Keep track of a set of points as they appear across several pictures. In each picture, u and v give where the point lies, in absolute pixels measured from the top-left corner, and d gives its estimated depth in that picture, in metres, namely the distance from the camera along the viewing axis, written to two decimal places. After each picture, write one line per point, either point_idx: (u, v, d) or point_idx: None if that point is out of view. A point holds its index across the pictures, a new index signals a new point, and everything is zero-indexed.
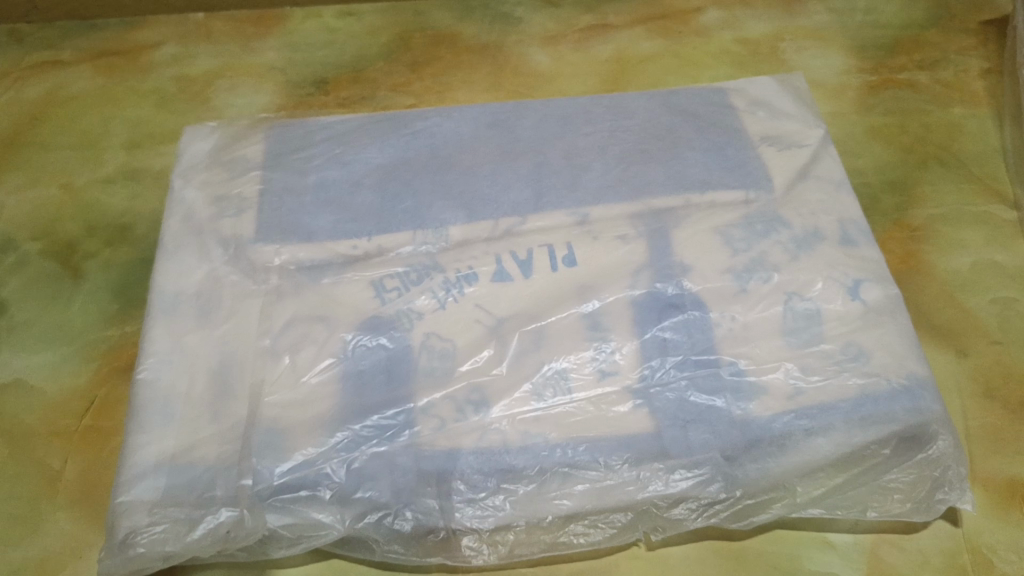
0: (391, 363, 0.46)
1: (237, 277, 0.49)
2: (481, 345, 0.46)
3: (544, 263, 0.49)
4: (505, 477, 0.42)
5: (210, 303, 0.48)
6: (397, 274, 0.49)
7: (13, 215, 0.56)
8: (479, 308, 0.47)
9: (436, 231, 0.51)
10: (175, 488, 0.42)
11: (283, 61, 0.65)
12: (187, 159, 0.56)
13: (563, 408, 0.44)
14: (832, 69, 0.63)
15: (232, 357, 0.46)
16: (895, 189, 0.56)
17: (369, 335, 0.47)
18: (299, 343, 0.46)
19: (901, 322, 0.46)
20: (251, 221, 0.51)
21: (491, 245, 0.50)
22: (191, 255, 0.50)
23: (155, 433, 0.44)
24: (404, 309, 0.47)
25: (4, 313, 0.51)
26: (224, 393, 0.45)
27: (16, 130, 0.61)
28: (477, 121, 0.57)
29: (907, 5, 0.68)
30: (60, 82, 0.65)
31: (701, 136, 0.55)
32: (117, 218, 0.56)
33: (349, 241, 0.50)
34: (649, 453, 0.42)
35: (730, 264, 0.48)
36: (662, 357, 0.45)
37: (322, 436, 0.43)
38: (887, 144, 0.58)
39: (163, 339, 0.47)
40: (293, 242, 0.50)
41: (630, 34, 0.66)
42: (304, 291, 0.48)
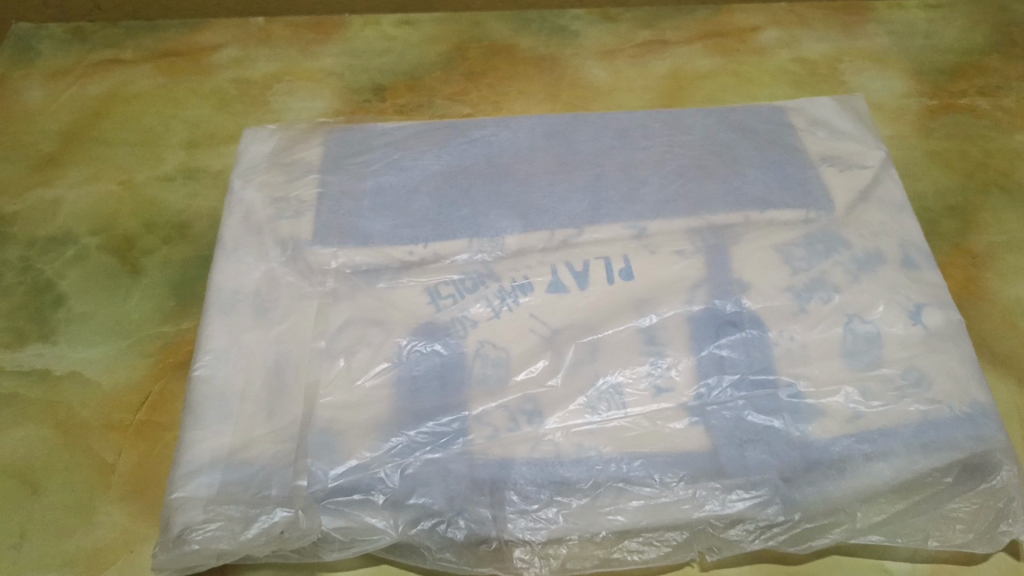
0: (445, 369, 0.45)
1: (293, 278, 0.49)
2: (536, 354, 0.46)
3: (600, 276, 0.49)
4: (558, 489, 0.42)
5: (267, 302, 0.48)
6: (453, 281, 0.49)
7: (74, 209, 0.57)
8: (534, 318, 0.47)
9: (492, 239, 0.50)
10: (230, 486, 0.42)
11: (341, 67, 0.66)
12: (247, 160, 0.56)
13: (617, 422, 0.44)
14: (892, 91, 0.63)
15: (287, 356, 0.46)
16: (956, 213, 0.55)
17: (423, 341, 0.47)
18: (354, 346, 0.47)
19: (963, 348, 0.45)
20: (309, 224, 0.51)
21: (547, 255, 0.50)
22: (249, 254, 0.51)
23: (211, 429, 0.44)
24: (459, 315, 0.47)
25: (62, 305, 0.52)
26: (280, 393, 0.45)
27: (78, 125, 0.62)
28: (535, 132, 0.57)
29: (968, 31, 0.67)
30: (122, 80, 0.66)
31: (760, 154, 0.54)
32: (175, 216, 0.56)
33: (406, 246, 0.50)
34: (705, 471, 0.42)
35: (789, 283, 0.48)
36: (719, 375, 0.45)
37: (376, 440, 0.43)
38: (947, 168, 0.57)
39: (221, 337, 0.47)
40: (349, 245, 0.50)
41: (688, 50, 0.66)
42: (359, 294, 0.48)
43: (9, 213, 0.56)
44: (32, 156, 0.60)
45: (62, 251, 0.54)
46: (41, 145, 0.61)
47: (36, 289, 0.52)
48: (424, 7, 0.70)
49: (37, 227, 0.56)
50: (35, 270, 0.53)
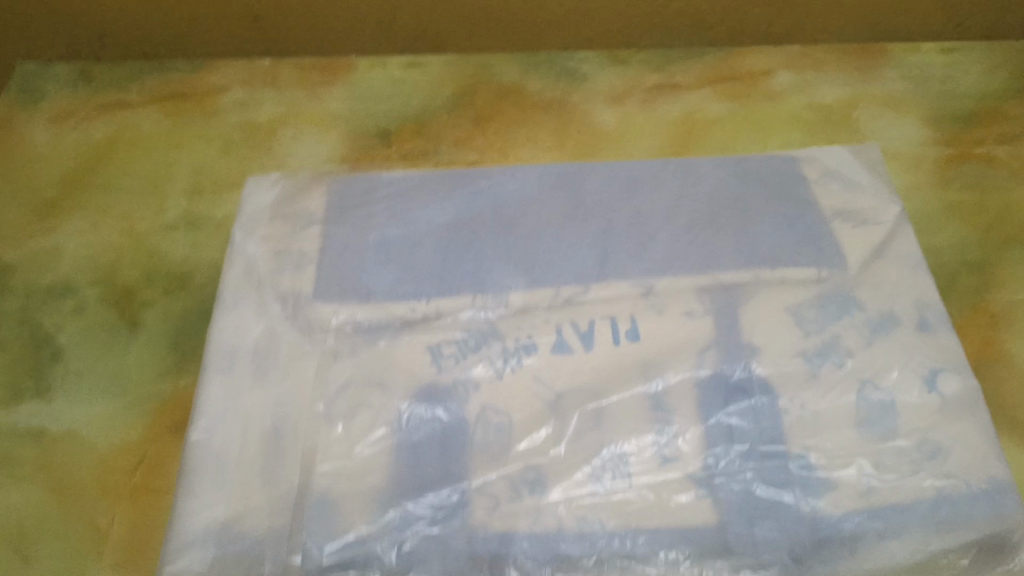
0: (448, 432, 0.45)
1: (294, 335, 0.49)
2: (539, 419, 0.45)
3: (606, 337, 0.47)
4: (559, 566, 0.41)
5: (266, 362, 0.48)
6: (455, 340, 0.48)
7: (74, 259, 0.56)
8: (538, 381, 0.46)
9: (496, 295, 0.50)
10: (227, 558, 0.41)
11: (348, 111, 0.65)
12: (249, 211, 0.55)
13: (623, 495, 0.42)
14: (908, 140, 0.61)
15: (284, 418, 0.46)
16: (976, 269, 0.53)
17: (424, 406, 0.45)
18: (353, 410, 0.46)
19: (980, 418, 0.44)
20: (311, 280, 0.51)
21: (552, 313, 0.49)
22: (250, 309, 0.50)
23: (206, 499, 0.43)
24: (459, 377, 0.46)
25: (60, 360, 0.51)
26: (276, 457, 0.44)
27: (82, 171, 0.62)
28: (542, 181, 0.56)
29: (986, 76, 0.66)
30: (126, 123, 0.65)
31: (772, 208, 0.53)
32: (176, 266, 0.55)
33: (408, 303, 0.49)
34: (711, 548, 0.41)
35: (801, 347, 0.47)
36: (727, 445, 0.44)
37: (374, 513, 0.42)
38: (964, 223, 0.55)
39: (218, 400, 0.46)
40: (351, 302, 0.50)
41: (698, 95, 0.65)
42: (360, 353, 0.48)
43: (9, 262, 0.56)
44: (35, 204, 0.60)
45: (61, 303, 0.54)
46: (44, 191, 0.60)
47: (34, 343, 0.52)
48: (433, 51, 0.70)
49: (37, 277, 0.55)
50: (34, 322, 0.53)
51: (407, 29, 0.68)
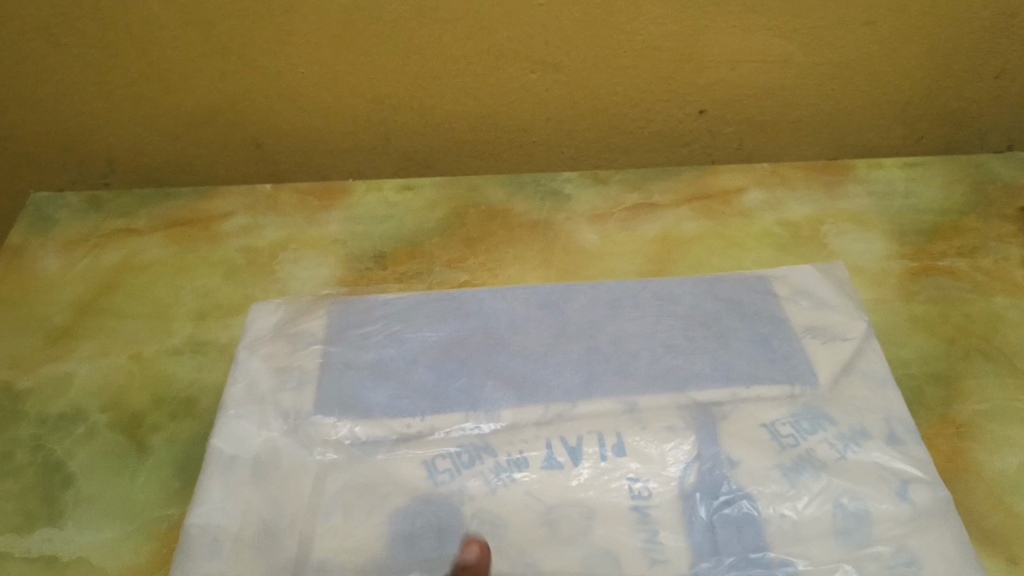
0: (441, 534, 0.47)
1: (295, 448, 0.51)
2: (527, 533, 0.47)
3: (592, 452, 0.50)
4: None
5: (267, 466, 0.50)
6: (448, 456, 0.50)
7: (85, 384, 0.59)
8: (529, 494, 0.49)
9: (488, 412, 0.52)
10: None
11: (346, 234, 0.69)
12: (253, 334, 0.58)
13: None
14: (874, 254, 0.65)
15: (280, 529, 0.47)
16: (940, 381, 0.56)
17: (420, 502, 0.48)
18: (352, 505, 0.48)
19: (953, 524, 0.46)
20: (312, 399, 0.54)
21: (541, 429, 0.51)
22: (252, 423, 0.52)
23: None
24: (450, 495, 0.49)
25: (71, 486, 0.53)
26: (274, 537, 0.47)
27: (92, 297, 0.65)
28: (529, 301, 0.59)
29: (945, 192, 0.71)
30: (134, 250, 0.69)
31: (748, 329, 0.56)
32: (183, 390, 0.58)
33: (405, 419, 0.52)
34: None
35: (778, 459, 0.49)
36: (712, 555, 0.46)
37: None
38: (929, 334, 0.59)
39: (218, 516, 0.48)
40: (352, 416, 0.52)
41: (675, 213, 0.70)
42: (359, 466, 0.50)
43: (22, 388, 0.58)
44: (47, 330, 0.63)
45: (73, 428, 0.56)
46: (56, 317, 0.63)
47: (47, 469, 0.54)
48: (428, 169, 0.76)
49: (49, 403, 0.58)
50: (45, 449, 0.55)
51: (403, 152, 0.74)
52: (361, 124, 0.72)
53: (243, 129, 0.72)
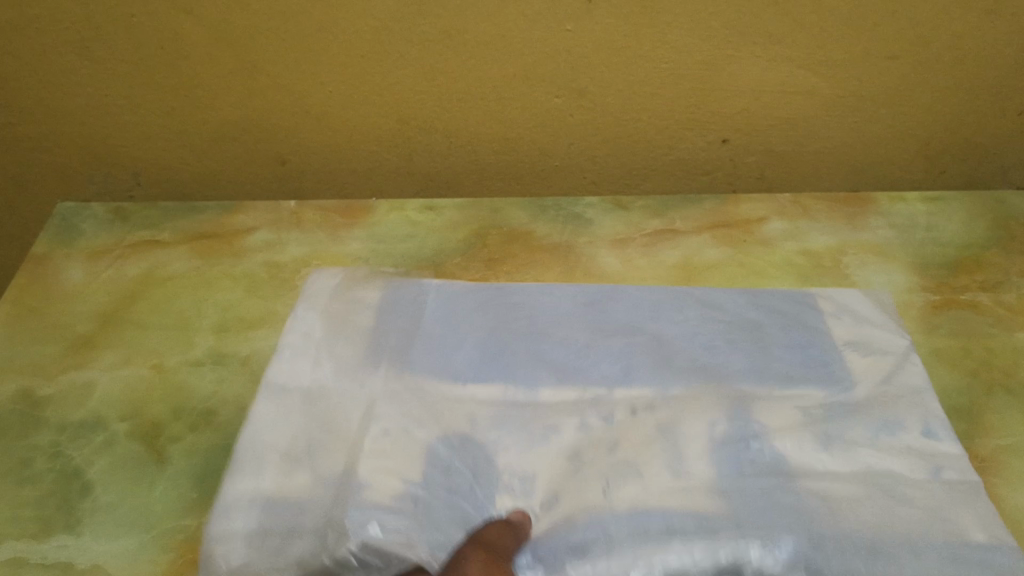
0: (464, 442, 0.54)
1: (342, 387, 0.57)
2: (553, 474, 0.52)
3: (625, 416, 0.55)
4: (572, 557, 0.47)
5: (315, 399, 0.56)
6: (487, 414, 0.55)
7: (106, 393, 0.59)
8: (564, 452, 0.53)
9: (529, 389, 0.57)
10: (263, 538, 0.49)
11: (366, 252, 0.70)
12: (287, 374, 0.58)
13: (617, 515, 0.49)
14: (895, 286, 0.65)
15: (317, 447, 0.53)
16: (963, 415, 0.56)
17: (454, 440, 0.54)
18: (390, 442, 0.53)
19: (985, 504, 0.48)
20: (360, 351, 0.59)
21: (581, 403, 0.56)
22: (306, 362, 0.58)
23: (247, 502, 0.50)
24: (489, 438, 0.54)
25: (89, 494, 0.53)
26: (312, 460, 0.53)
27: (115, 308, 0.66)
28: (576, 300, 0.63)
29: (967, 226, 0.71)
30: (158, 262, 0.70)
31: (786, 335, 0.59)
32: (203, 402, 0.58)
33: (448, 379, 0.57)
34: (691, 544, 0.46)
35: (807, 432, 0.53)
36: (733, 478, 0.50)
37: (396, 513, 0.49)
38: (950, 367, 0.59)
39: (271, 415, 0.55)
40: (392, 369, 0.58)
41: (697, 240, 0.70)
42: (404, 403, 0.56)
43: (43, 396, 0.59)
44: (70, 339, 0.63)
45: (92, 437, 0.56)
46: (79, 327, 0.64)
47: (65, 476, 0.54)
48: (449, 189, 0.76)
49: (70, 411, 0.58)
50: (64, 456, 0.55)
51: (425, 172, 0.75)
52: (384, 144, 0.72)
53: (268, 147, 0.73)
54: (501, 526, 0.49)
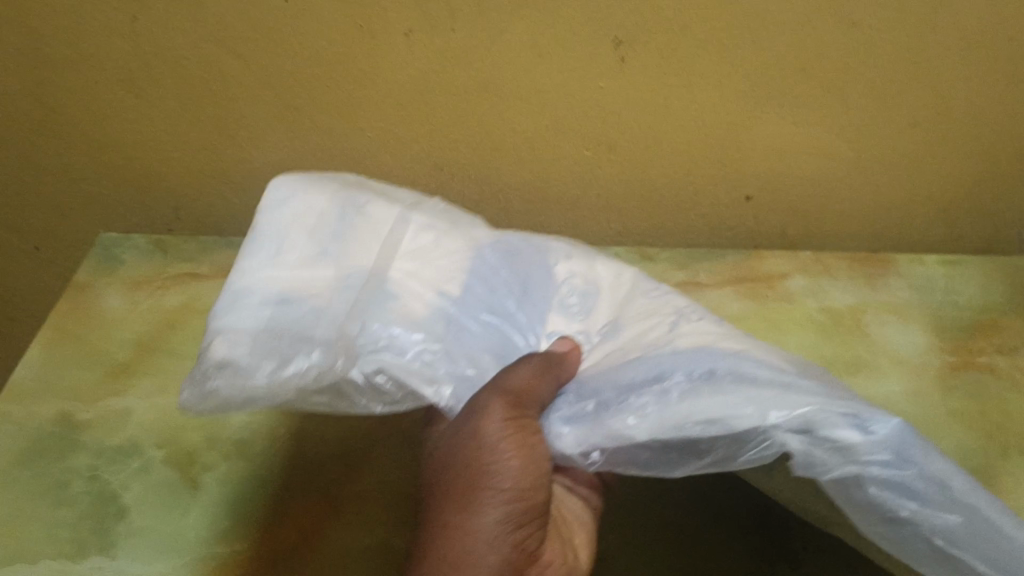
0: (521, 278, 0.55)
1: (425, 207, 0.58)
2: (600, 324, 0.54)
3: (694, 304, 0.55)
4: (636, 394, 0.46)
5: (361, 207, 0.55)
6: (567, 276, 0.56)
7: (142, 420, 0.61)
8: (612, 305, 0.55)
9: (607, 267, 0.57)
10: (260, 347, 0.47)
11: None
12: (344, 203, 0.55)
13: (688, 363, 0.47)
14: (914, 346, 0.67)
15: (361, 232, 0.54)
16: (979, 476, 0.57)
17: (505, 254, 0.56)
18: (444, 246, 0.55)
19: None
20: (443, 203, 0.59)
21: (660, 291, 0.56)
22: (375, 197, 0.57)
23: (268, 262, 0.51)
24: (540, 272, 0.56)
25: (124, 518, 0.54)
26: (342, 241, 0.53)
27: (154, 337, 0.68)
28: None
29: (985, 290, 0.73)
30: (196, 294, 0.73)
31: None
32: (237, 433, 0.60)
33: (525, 239, 0.58)
34: (771, 400, 0.43)
35: None
36: (821, 376, 0.48)
37: (415, 325, 0.50)
38: (966, 428, 0.60)
39: (312, 186, 0.55)
40: (473, 220, 0.58)
41: (719, 293, 0.72)
42: (467, 231, 0.57)
43: (81, 420, 0.60)
44: (109, 365, 0.65)
45: (128, 462, 0.58)
46: (118, 354, 0.66)
47: (101, 498, 0.55)
48: None
49: (108, 436, 0.59)
50: (101, 479, 0.56)
51: None
52: (418, 188, 0.75)
53: None
54: (538, 363, 0.49)
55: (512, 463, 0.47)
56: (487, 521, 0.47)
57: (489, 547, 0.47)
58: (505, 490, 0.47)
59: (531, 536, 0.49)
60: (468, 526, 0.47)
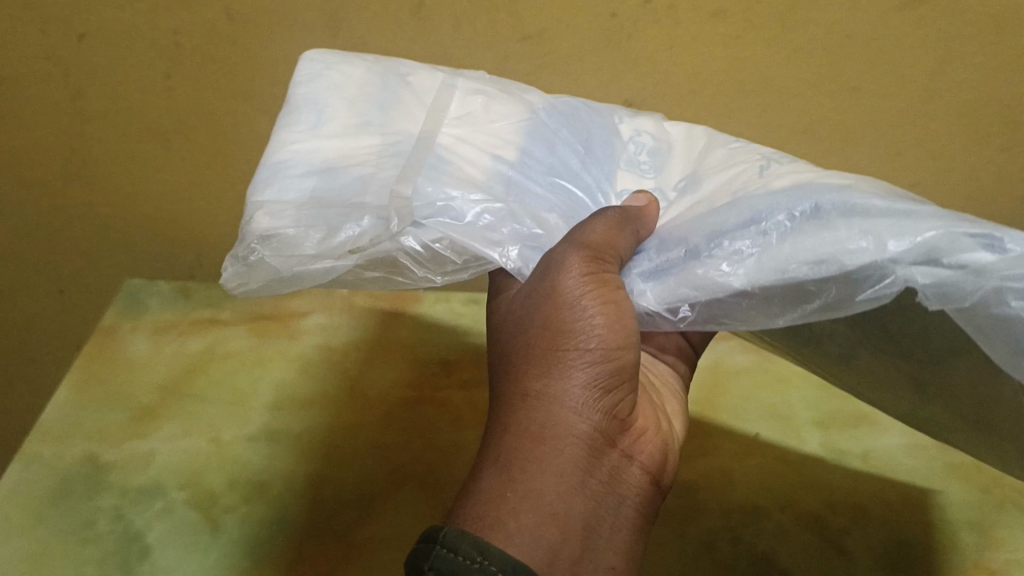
0: (585, 140, 0.51)
1: (474, 78, 0.54)
2: (675, 180, 0.49)
3: (780, 152, 0.50)
4: (722, 240, 0.40)
5: (405, 76, 0.52)
6: (634, 137, 0.52)
7: (165, 462, 0.63)
8: (688, 163, 0.50)
9: (677, 126, 0.53)
10: (305, 216, 0.44)
11: (417, 338, 0.77)
12: (387, 67, 0.53)
13: (788, 199, 0.39)
14: None
15: (399, 103, 0.50)
16: (975, 528, 0.62)
17: (563, 117, 0.52)
18: (491, 116, 0.51)
19: None
20: (494, 77, 0.55)
21: (737, 142, 0.51)
22: (419, 65, 0.54)
23: (307, 135, 0.48)
24: (603, 133, 0.52)
25: (147, 557, 0.56)
26: (385, 108, 0.50)
27: (176, 380, 0.71)
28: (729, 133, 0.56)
29: None
30: (217, 340, 0.75)
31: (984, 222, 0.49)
32: (256, 475, 0.62)
33: (584, 107, 0.54)
34: (887, 228, 0.36)
35: None
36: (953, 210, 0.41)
37: (473, 189, 0.45)
38: (964, 483, 0.66)
39: (340, 64, 0.52)
40: (529, 90, 0.54)
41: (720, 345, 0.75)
42: (519, 100, 0.53)
43: (106, 461, 0.63)
44: (133, 409, 0.68)
45: (152, 503, 0.59)
46: (142, 397, 0.69)
47: (126, 538, 0.57)
48: None
49: (132, 478, 0.61)
50: (126, 519, 0.58)
51: None
52: None
53: None
54: (614, 216, 0.42)
55: (598, 318, 0.40)
56: (575, 386, 0.41)
57: (577, 414, 0.40)
58: (593, 351, 0.41)
59: (624, 401, 0.43)
60: (553, 393, 0.41)
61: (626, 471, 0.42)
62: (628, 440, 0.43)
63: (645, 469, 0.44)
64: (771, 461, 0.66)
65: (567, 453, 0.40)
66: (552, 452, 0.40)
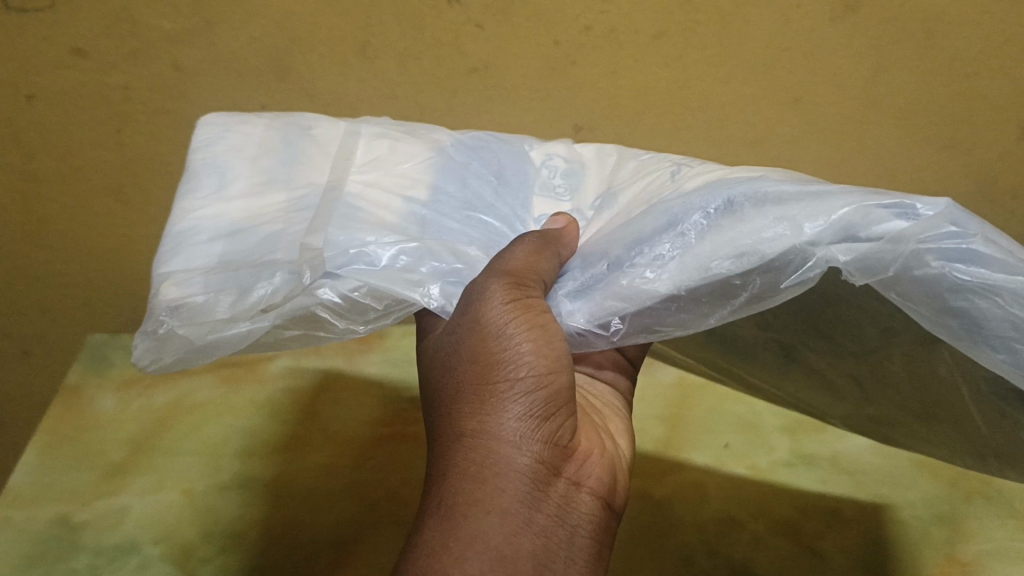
0: (498, 171, 0.52)
1: (378, 124, 0.55)
2: (591, 200, 0.50)
3: (685, 160, 0.51)
4: (643, 248, 0.40)
5: (305, 130, 0.53)
6: (546, 164, 0.53)
7: (138, 518, 0.62)
8: (600, 183, 0.51)
9: (585, 150, 0.55)
10: (213, 281, 0.45)
11: (385, 374, 0.77)
12: (290, 122, 0.54)
13: (701, 199, 0.40)
14: None
15: (301, 158, 0.51)
16: (945, 522, 0.63)
17: (473, 151, 0.53)
18: (399, 157, 0.51)
19: None
20: (401, 123, 0.56)
21: (643, 158, 0.52)
22: (322, 118, 0.55)
23: (211, 200, 0.49)
24: (515, 162, 0.53)
25: None
26: (289, 164, 0.51)
27: (145, 435, 0.70)
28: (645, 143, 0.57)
29: None
30: (185, 391, 0.75)
31: None
32: (230, 525, 0.61)
33: (495, 141, 0.55)
34: (801, 211, 0.37)
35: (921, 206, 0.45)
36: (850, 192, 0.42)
37: (385, 231, 0.45)
38: (931, 478, 0.67)
39: (240, 125, 0.53)
40: (439, 131, 0.56)
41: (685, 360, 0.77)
42: (427, 140, 0.53)
43: (78, 521, 0.62)
44: (103, 466, 0.67)
45: (126, 561, 0.59)
46: (111, 455, 0.68)
47: None
48: None
49: (105, 536, 0.61)
50: None
51: None
52: None
53: None
54: (533, 242, 0.42)
55: (528, 344, 0.39)
56: (509, 419, 0.39)
57: (515, 447, 0.39)
58: (524, 378, 0.39)
59: (564, 428, 0.42)
60: (487, 429, 0.39)
61: (576, 499, 0.41)
62: (573, 467, 0.42)
63: (595, 494, 0.42)
64: (742, 471, 0.67)
65: (508, 489, 0.38)
66: (493, 490, 0.38)
